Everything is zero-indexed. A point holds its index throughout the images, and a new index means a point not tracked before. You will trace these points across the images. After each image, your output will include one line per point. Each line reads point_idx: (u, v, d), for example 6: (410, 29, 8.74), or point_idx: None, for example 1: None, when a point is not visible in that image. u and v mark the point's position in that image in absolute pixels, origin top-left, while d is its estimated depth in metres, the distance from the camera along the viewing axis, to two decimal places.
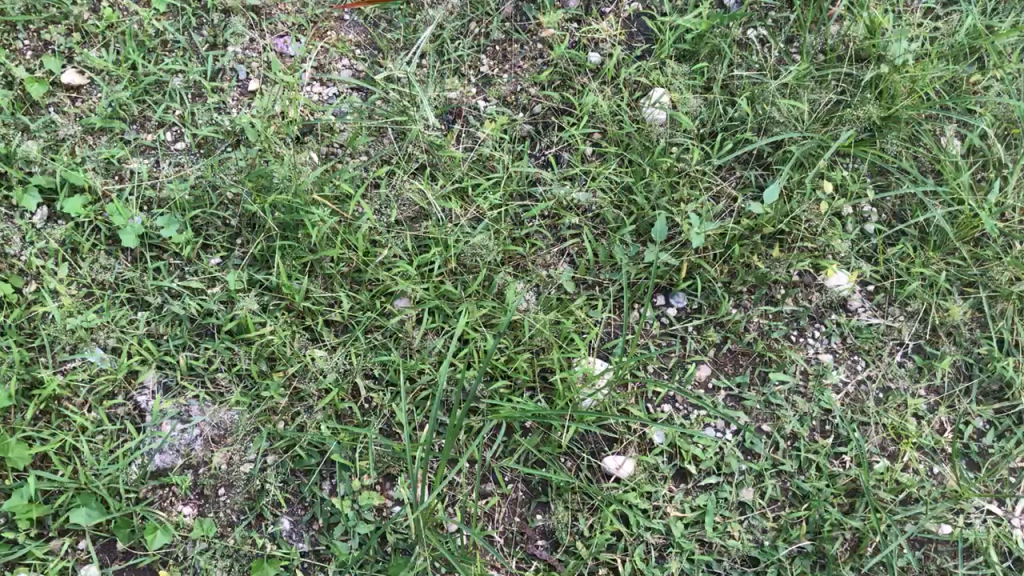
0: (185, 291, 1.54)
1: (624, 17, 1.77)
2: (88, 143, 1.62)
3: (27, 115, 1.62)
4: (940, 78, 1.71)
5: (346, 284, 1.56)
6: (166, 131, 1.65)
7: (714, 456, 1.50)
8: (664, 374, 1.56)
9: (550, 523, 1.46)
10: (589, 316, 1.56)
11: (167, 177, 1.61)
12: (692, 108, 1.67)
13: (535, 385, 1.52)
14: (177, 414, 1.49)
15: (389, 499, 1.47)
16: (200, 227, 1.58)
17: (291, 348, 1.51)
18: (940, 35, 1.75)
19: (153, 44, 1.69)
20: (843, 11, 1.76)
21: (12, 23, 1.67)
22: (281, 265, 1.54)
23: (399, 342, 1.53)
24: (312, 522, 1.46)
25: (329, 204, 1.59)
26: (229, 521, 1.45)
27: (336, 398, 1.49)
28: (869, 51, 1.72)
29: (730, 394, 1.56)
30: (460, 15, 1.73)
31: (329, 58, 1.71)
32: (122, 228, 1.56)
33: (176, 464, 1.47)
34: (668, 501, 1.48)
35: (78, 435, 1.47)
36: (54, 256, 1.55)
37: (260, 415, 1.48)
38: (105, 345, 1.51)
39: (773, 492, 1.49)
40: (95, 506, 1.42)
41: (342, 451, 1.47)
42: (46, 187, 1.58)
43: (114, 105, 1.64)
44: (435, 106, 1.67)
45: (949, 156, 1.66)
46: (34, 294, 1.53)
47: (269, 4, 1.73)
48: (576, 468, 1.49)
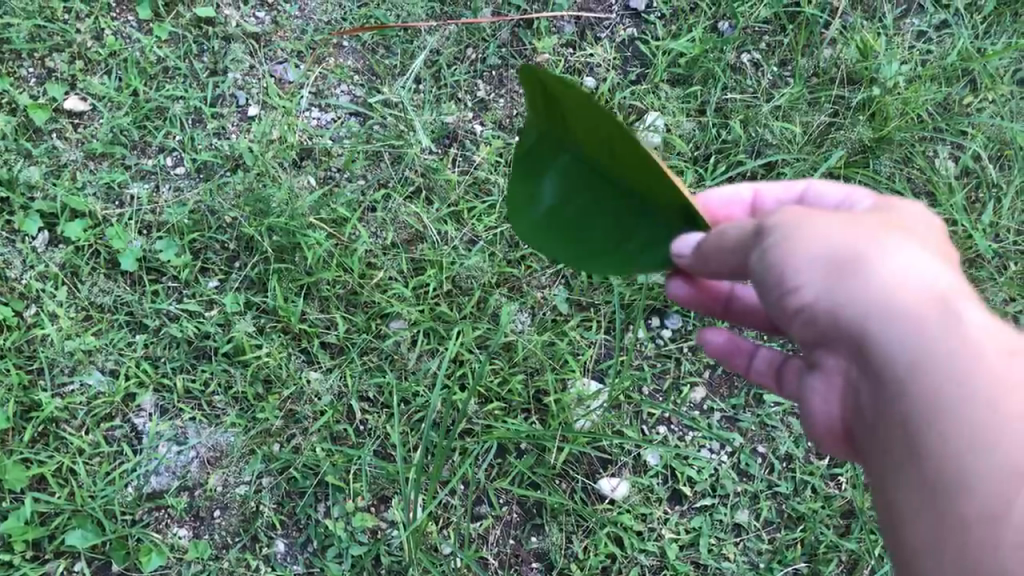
0: (183, 314, 1.56)
1: (619, 42, 1.79)
2: (89, 167, 1.64)
3: (29, 141, 1.65)
4: (932, 99, 1.72)
5: (342, 305, 1.56)
6: (166, 157, 1.67)
7: (709, 478, 1.51)
8: (659, 396, 1.57)
9: (544, 545, 1.46)
10: (583, 338, 1.57)
11: (167, 202, 1.63)
12: (686, 131, 1.69)
13: (529, 407, 1.52)
14: (173, 436, 1.50)
15: (384, 522, 1.47)
16: (199, 251, 1.60)
17: (287, 370, 1.52)
18: (933, 58, 1.76)
19: (155, 71, 1.72)
20: (835, 35, 1.78)
21: (17, 52, 1.70)
22: (277, 287, 1.55)
23: (393, 365, 1.53)
24: (306, 544, 1.46)
25: (325, 227, 1.60)
26: (224, 543, 1.46)
27: (331, 420, 1.50)
28: (862, 74, 1.73)
29: (725, 415, 1.56)
30: (456, 40, 1.74)
31: (327, 84, 1.73)
32: (122, 252, 1.58)
33: (172, 486, 1.48)
34: (663, 523, 1.49)
35: (74, 457, 1.47)
36: (53, 280, 1.56)
37: (256, 437, 1.49)
38: (103, 368, 1.52)
39: (768, 514, 1.50)
40: (91, 528, 1.43)
41: (336, 472, 1.48)
42: (47, 211, 1.60)
43: (115, 131, 1.66)
44: (430, 130, 1.69)
45: (942, 177, 1.68)
46: (33, 317, 1.54)
47: (268, 32, 1.75)
48: (570, 490, 1.49)
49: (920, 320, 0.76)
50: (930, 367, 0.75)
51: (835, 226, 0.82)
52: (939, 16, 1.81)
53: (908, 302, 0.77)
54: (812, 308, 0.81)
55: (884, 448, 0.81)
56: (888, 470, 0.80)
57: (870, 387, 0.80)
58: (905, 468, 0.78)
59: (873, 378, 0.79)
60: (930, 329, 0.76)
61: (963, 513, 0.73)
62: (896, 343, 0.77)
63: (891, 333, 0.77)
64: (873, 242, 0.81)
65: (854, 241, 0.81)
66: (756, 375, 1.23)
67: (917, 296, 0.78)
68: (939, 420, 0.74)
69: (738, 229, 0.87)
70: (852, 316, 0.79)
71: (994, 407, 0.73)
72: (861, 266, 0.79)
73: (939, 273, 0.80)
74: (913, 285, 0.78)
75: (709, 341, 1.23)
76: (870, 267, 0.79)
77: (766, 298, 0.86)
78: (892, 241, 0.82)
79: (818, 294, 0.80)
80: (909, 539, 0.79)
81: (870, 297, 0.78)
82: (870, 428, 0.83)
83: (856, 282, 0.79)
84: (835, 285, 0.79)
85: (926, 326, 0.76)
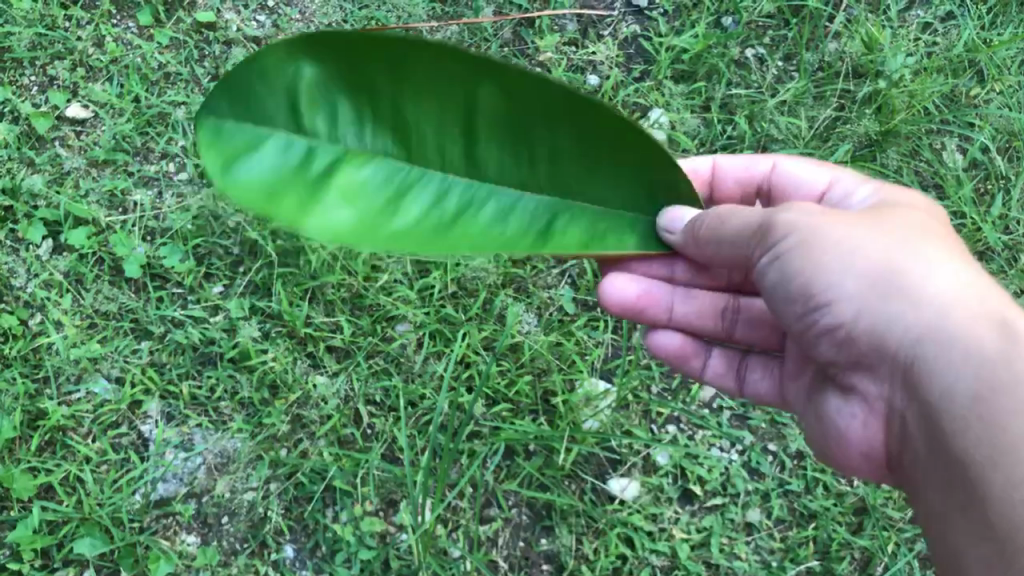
0: (187, 320, 1.55)
1: (621, 39, 1.77)
2: (92, 174, 1.63)
3: (32, 149, 1.64)
4: (939, 91, 1.70)
5: (348, 308, 1.55)
6: (170, 162, 1.66)
7: (719, 477, 1.50)
8: (669, 395, 1.56)
9: (554, 547, 1.45)
10: (590, 338, 1.56)
11: (170, 208, 1.62)
12: (691, 127, 1.67)
13: (538, 408, 1.51)
14: (180, 443, 1.50)
15: (393, 526, 1.47)
16: (203, 256, 1.59)
17: (293, 375, 1.51)
18: (938, 50, 1.75)
19: (156, 77, 1.71)
20: (840, 29, 1.77)
21: (19, 60, 1.70)
22: (282, 292, 1.54)
23: (400, 367, 1.53)
24: (315, 549, 1.45)
25: None
26: (232, 550, 1.45)
27: (338, 423, 1.49)
28: (867, 67, 1.72)
29: (735, 414, 1.55)
30: (458, 41, 1.73)
31: None
32: (127, 259, 1.58)
33: (179, 493, 1.47)
34: (674, 523, 1.48)
35: (81, 465, 1.46)
36: (59, 288, 1.56)
37: (263, 442, 1.48)
38: (109, 376, 1.52)
39: (780, 512, 1.49)
40: (99, 536, 1.42)
41: (343, 476, 1.47)
42: (51, 219, 1.59)
43: (117, 137, 1.65)
44: None
45: (949, 169, 1.67)
46: (39, 325, 1.53)
47: (270, 35, 1.75)
48: (580, 491, 1.48)
49: (965, 340, 0.85)
50: (984, 388, 0.83)
51: (872, 244, 0.91)
52: (943, 8, 1.79)
53: (955, 325, 0.86)
54: (852, 323, 0.91)
55: (939, 474, 0.88)
56: (943, 497, 0.88)
57: (920, 411, 0.89)
58: (972, 505, 0.84)
59: (919, 397, 0.88)
60: (982, 357, 0.84)
61: None
62: (955, 370, 0.85)
63: (933, 353, 0.86)
64: (907, 261, 0.90)
65: (896, 264, 0.90)
66: (709, 377, 1.28)
67: (960, 316, 0.87)
68: (992, 442, 0.82)
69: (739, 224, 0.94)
70: (896, 334, 0.88)
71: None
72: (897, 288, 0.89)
73: (980, 296, 0.89)
74: (954, 304, 0.88)
75: (660, 344, 1.24)
76: (904, 287, 0.89)
77: (800, 323, 0.95)
78: (934, 268, 0.90)
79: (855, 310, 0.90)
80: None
81: (909, 318, 0.88)
82: (926, 460, 0.90)
83: (895, 301, 0.89)
84: (877, 308, 0.89)
85: (973, 344, 0.85)
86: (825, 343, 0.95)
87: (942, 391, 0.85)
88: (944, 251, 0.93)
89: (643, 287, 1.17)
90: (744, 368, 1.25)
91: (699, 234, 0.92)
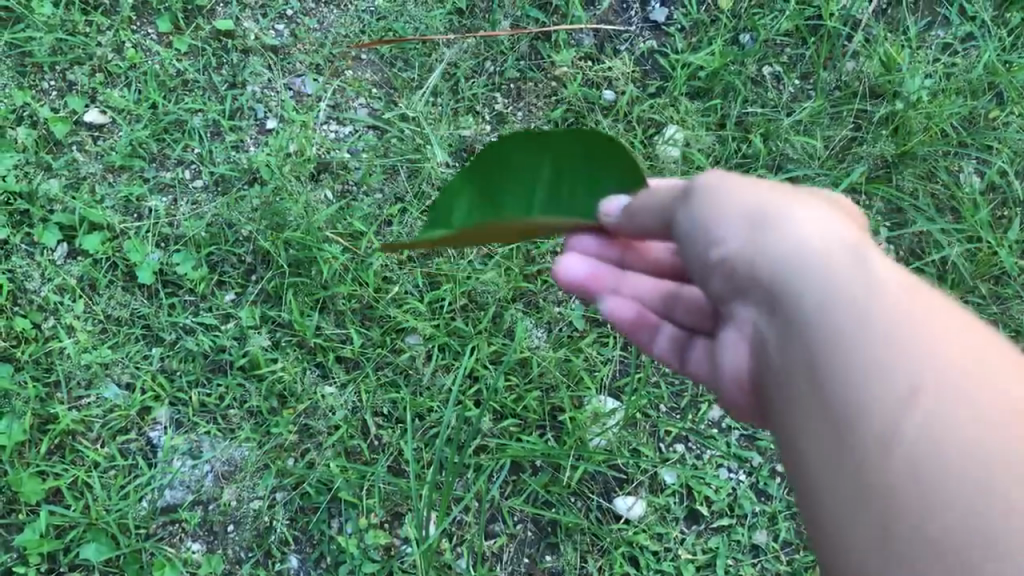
0: (198, 327, 1.56)
1: (638, 54, 1.77)
2: (108, 179, 1.65)
3: (50, 153, 1.65)
4: (958, 113, 1.69)
5: (358, 320, 1.56)
6: (185, 169, 1.67)
7: (726, 498, 1.50)
8: (677, 414, 1.55)
9: (559, 565, 1.45)
10: (600, 355, 1.56)
11: (185, 215, 1.63)
12: (706, 145, 1.67)
13: (545, 423, 1.51)
14: (188, 450, 1.50)
15: (397, 539, 1.46)
16: (216, 264, 1.60)
17: (302, 385, 1.52)
18: (958, 71, 1.73)
19: (174, 84, 1.72)
20: (859, 48, 1.75)
21: (39, 64, 1.71)
22: (293, 300, 1.55)
23: (408, 379, 1.53)
24: (320, 560, 1.45)
25: (342, 242, 1.59)
26: (237, 558, 1.45)
27: (346, 435, 1.49)
28: (885, 88, 1.71)
29: (744, 434, 1.54)
30: (475, 53, 1.73)
31: (345, 96, 1.72)
32: (140, 265, 1.58)
33: (186, 500, 1.47)
34: (679, 543, 1.47)
35: (90, 470, 1.47)
36: (71, 292, 1.56)
37: (270, 451, 1.48)
38: (119, 382, 1.52)
39: (787, 535, 1.49)
40: (105, 541, 1.43)
41: (349, 488, 1.47)
42: (66, 224, 1.60)
43: (134, 144, 1.66)
44: (447, 144, 1.68)
45: (966, 192, 1.65)
46: (51, 329, 1.54)
47: (288, 44, 1.75)
48: (586, 509, 1.47)
49: (822, 257, 0.74)
50: (831, 299, 0.71)
51: (757, 187, 0.83)
52: (964, 28, 1.78)
53: (819, 248, 0.75)
54: (736, 260, 0.79)
55: (787, 402, 0.73)
56: (794, 436, 0.71)
57: (778, 338, 0.75)
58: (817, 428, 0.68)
59: (787, 340, 0.74)
60: (836, 273, 0.72)
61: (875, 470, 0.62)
62: (807, 287, 0.73)
63: (810, 287, 0.73)
64: (799, 206, 0.80)
65: (776, 202, 0.81)
66: (657, 353, 1.18)
67: (831, 240, 0.75)
68: (832, 352, 0.68)
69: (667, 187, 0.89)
70: (760, 258, 0.77)
71: (922, 365, 0.64)
72: (778, 217, 0.79)
73: (866, 243, 0.76)
74: (827, 233, 0.76)
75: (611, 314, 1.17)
76: (788, 220, 0.78)
77: (698, 269, 0.86)
78: (818, 209, 0.80)
79: (742, 242, 0.79)
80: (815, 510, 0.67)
81: (785, 239, 0.76)
82: (778, 397, 0.75)
83: (767, 230, 0.78)
84: (752, 235, 0.79)
85: (832, 263, 0.73)
86: (717, 288, 0.84)
87: (795, 304, 0.73)
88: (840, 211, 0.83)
89: (588, 261, 1.12)
90: (691, 349, 1.13)
91: (634, 208, 0.91)
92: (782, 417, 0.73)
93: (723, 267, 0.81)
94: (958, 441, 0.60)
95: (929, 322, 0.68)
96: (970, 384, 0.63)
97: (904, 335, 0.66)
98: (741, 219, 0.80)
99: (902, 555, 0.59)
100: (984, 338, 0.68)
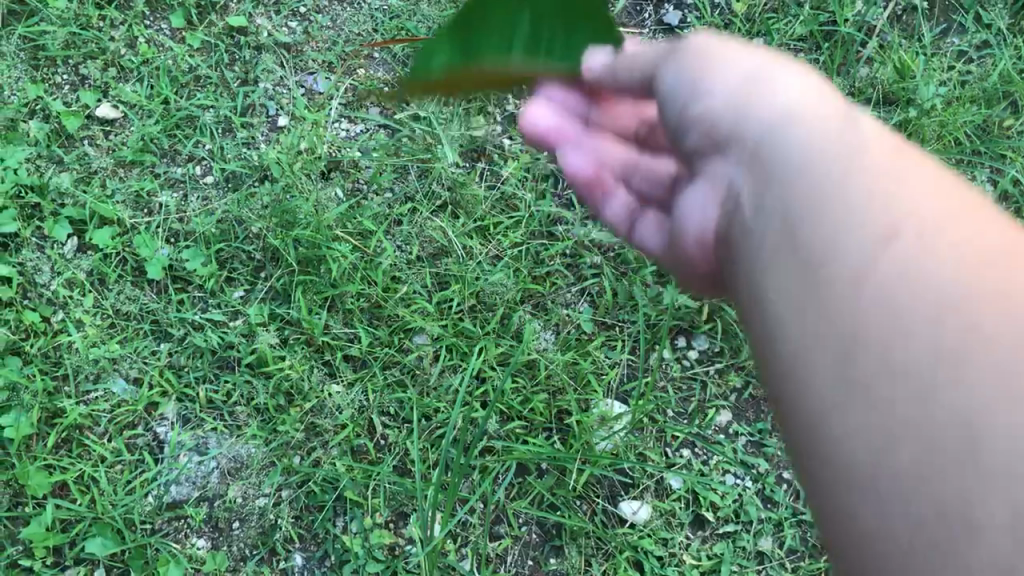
0: (207, 324, 1.56)
1: None
2: (118, 174, 1.65)
3: (61, 147, 1.66)
4: (971, 121, 1.67)
5: (366, 319, 1.56)
6: (196, 165, 1.67)
7: (732, 504, 1.49)
8: (684, 418, 1.55)
9: (563, 568, 1.44)
10: (607, 358, 1.56)
11: (195, 212, 1.63)
12: None
13: (552, 426, 1.50)
14: (195, 446, 1.50)
15: (402, 538, 1.46)
16: (225, 260, 1.60)
17: (309, 383, 1.51)
18: (972, 79, 1.73)
19: (186, 79, 1.72)
20: (873, 55, 1.75)
21: (52, 58, 1.71)
22: (301, 299, 1.54)
23: (416, 379, 1.52)
24: (324, 558, 1.45)
25: (351, 240, 1.59)
26: (241, 555, 1.45)
27: (352, 434, 1.49)
28: (898, 95, 1.70)
29: (751, 440, 1.55)
30: None
31: (357, 95, 1.72)
32: (149, 260, 1.59)
33: (192, 496, 1.47)
34: (684, 548, 1.46)
35: (96, 465, 1.48)
36: (81, 287, 1.57)
37: (276, 449, 1.48)
38: (128, 377, 1.53)
39: (793, 542, 1.48)
40: (110, 536, 1.43)
41: (355, 487, 1.47)
42: (76, 218, 1.60)
43: (145, 139, 1.66)
44: (458, 145, 1.67)
45: None
46: (60, 323, 1.55)
47: (300, 42, 1.75)
48: (591, 512, 1.47)
49: (806, 112, 0.74)
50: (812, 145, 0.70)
51: (748, 53, 0.83)
52: (979, 36, 1.77)
53: (803, 108, 0.75)
54: (717, 116, 0.80)
55: (748, 245, 0.71)
56: (754, 277, 0.69)
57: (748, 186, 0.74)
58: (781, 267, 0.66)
59: (758, 187, 0.73)
60: (819, 126, 0.72)
61: (848, 315, 0.59)
62: (789, 138, 0.73)
63: (790, 134, 0.73)
64: (789, 70, 0.80)
65: (767, 67, 0.81)
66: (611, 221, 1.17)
67: (817, 99, 0.76)
68: (804, 189, 0.68)
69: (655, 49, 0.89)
70: (749, 113, 0.77)
71: (902, 206, 0.63)
72: (768, 78, 0.79)
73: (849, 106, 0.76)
74: (812, 95, 0.76)
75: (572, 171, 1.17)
76: (776, 83, 0.79)
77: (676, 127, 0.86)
78: (805, 73, 0.80)
79: (724, 98, 0.80)
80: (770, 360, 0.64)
81: (772, 98, 0.77)
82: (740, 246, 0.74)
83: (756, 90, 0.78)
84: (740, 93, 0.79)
85: (814, 117, 0.73)
86: (695, 145, 0.84)
87: (775, 154, 0.73)
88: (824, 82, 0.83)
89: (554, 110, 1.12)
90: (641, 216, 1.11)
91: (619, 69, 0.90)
92: (742, 271, 0.71)
93: (708, 139, 0.81)
94: (939, 283, 0.57)
95: (911, 177, 0.66)
96: (953, 233, 0.60)
97: (879, 181, 0.65)
98: (733, 80, 0.81)
99: (860, 377, 0.57)
100: (977, 198, 0.65)
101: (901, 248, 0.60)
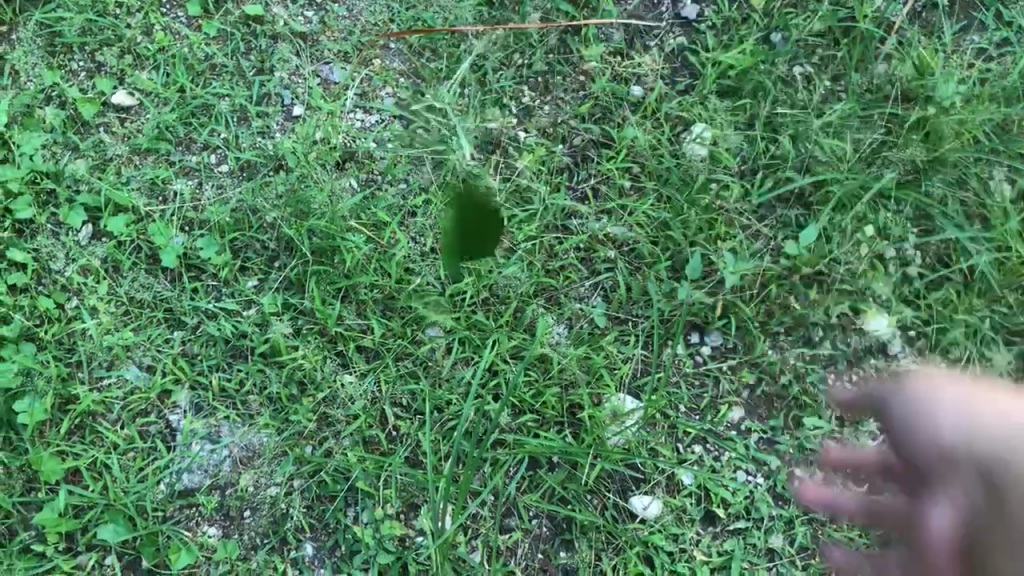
0: (220, 312, 1.56)
1: (668, 51, 1.75)
2: (134, 162, 1.65)
3: (77, 134, 1.66)
4: (990, 119, 1.66)
5: (379, 310, 1.56)
6: (211, 154, 1.67)
7: (743, 501, 1.49)
8: (696, 415, 1.55)
9: (573, 562, 1.45)
10: (619, 352, 1.55)
11: (209, 200, 1.63)
12: (733, 144, 1.66)
13: (564, 420, 1.51)
14: (207, 434, 1.50)
15: (412, 530, 1.47)
16: (239, 249, 1.60)
17: (321, 373, 1.52)
18: (993, 76, 1.71)
19: (202, 68, 1.72)
20: (892, 50, 1.73)
21: (68, 45, 1.72)
22: (315, 289, 1.55)
23: (428, 371, 1.52)
24: (334, 548, 1.46)
25: (365, 231, 1.59)
26: (252, 544, 1.45)
27: (364, 425, 1.50)
28: (917, 92, 1.69)
29: (763, 437, 1.54)
30: (503, 46, 1.72)
31: (373, 86, 1.71)
32: (164, 248, 1.59)
33: (203, 484, 1.48)
34: (695, 544, 1.47)
35: (109, 451, 1.48)
36: (95, 274, 1.57)
37: (288, 438, 1.49)
38: (141, 364, 1.53)
39: (804, 540, 1.47)
40: (122, 523, 1.44)
41: (366, 478, 1.47)
42: (91, 205, 1.61)
43: (161, 127, 1.66)
44: (473, 136, 1.66)
45: (995, 200, 1.62)
46: (74, 310, 1.55)
47: (316, 31, 1.74)
48: (602, 507, 1.47)
49: (948, 407, 1.13)
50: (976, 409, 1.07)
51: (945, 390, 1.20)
52: (1000, 33, 1.75)
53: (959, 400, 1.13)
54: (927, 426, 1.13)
55: (943, 475, 1.05)
56: (941, 485, 1.05)
57: (924, 474, 1.10)
58: (968, 473, 1.00)
59: (927, 472, 1.09)
60: (977, 409, 1.08)
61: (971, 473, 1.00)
62: (944, 414, 1.12)
63: (944, 410, 1.13)
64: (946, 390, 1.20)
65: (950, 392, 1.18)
66: None
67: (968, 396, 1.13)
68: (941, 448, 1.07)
69: (903, 431, 1.23)
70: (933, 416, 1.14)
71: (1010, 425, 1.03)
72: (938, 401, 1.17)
73: (967, 395, 1.15)
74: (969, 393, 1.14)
75: None
76: (951, 398, 1.15)
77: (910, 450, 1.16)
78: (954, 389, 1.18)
79: (940, 405, 1.15)
80: (938, 512, 1.03)
81: (946, 407, 1.13)
82: (932, 481, 1.07)
83: (937, 406, 1.16)
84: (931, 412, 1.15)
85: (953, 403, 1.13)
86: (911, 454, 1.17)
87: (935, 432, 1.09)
88: (980, 388, 1.18)
89: None
90: None
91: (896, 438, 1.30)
92: (928, 497, 1.06)
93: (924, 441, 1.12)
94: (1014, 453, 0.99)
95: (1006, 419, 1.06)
96: (1005, 429, 1.03)
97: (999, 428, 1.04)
98: (949, 396, 1.17)
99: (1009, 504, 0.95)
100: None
101: (994, 433, 1.03)
